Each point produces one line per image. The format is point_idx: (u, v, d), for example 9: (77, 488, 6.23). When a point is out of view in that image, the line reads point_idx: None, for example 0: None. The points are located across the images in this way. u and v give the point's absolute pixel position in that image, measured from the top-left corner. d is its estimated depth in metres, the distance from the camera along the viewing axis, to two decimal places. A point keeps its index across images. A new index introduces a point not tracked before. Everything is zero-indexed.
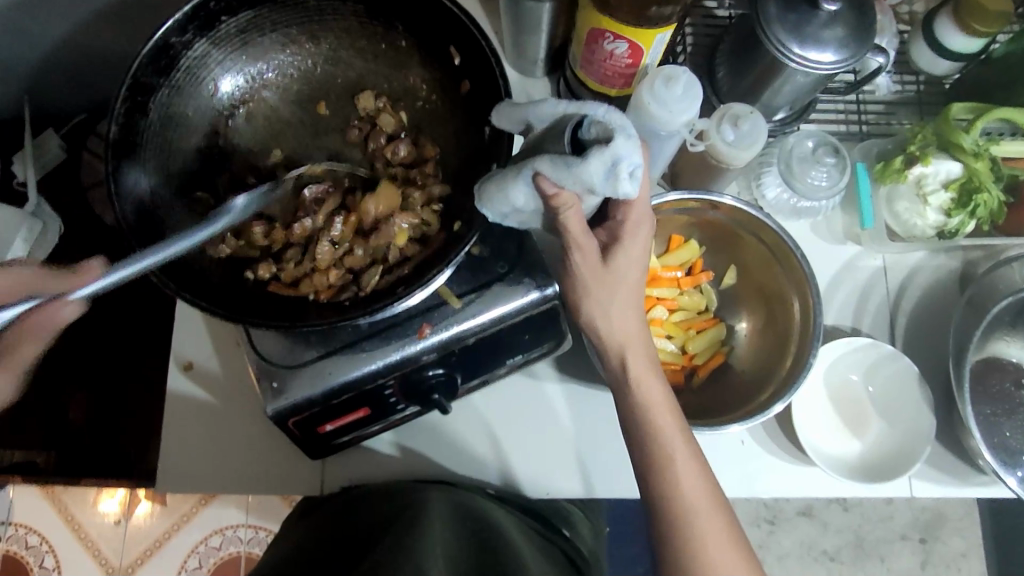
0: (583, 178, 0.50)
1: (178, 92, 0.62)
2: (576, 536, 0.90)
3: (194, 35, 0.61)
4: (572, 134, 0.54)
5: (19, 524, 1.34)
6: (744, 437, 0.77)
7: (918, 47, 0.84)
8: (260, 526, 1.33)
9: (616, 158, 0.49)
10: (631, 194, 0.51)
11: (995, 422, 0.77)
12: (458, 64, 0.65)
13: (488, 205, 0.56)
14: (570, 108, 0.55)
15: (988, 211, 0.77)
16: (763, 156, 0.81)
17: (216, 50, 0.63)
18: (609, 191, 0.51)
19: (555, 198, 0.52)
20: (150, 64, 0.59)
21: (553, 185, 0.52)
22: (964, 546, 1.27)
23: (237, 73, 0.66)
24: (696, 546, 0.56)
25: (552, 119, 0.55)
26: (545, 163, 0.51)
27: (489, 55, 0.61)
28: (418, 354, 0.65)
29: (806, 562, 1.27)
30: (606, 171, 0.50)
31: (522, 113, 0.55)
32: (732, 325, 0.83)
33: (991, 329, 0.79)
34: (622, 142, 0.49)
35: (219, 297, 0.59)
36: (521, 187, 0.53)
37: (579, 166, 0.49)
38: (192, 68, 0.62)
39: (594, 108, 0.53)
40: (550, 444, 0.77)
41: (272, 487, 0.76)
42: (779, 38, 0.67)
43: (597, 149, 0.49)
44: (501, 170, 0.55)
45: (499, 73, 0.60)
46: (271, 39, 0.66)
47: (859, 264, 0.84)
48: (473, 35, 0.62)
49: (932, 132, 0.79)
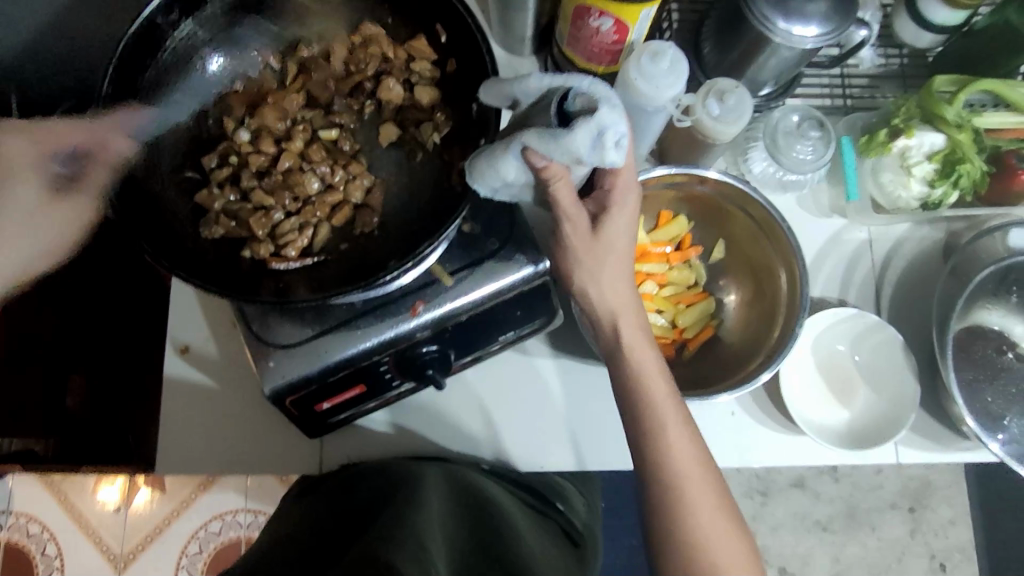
0: (571, 149, 0.50)
1: (166, 73, 0.64)
2: (570, 509, 0.92)
3: (180, 14, 0.63)
4: (559, 107, 0.53)
5: (19, 514, 1.35)
6: (734, 408, 0.79)
7: (901, 19, 0.84)
8: (261, 509, 1.35)
9: (602, 127, 0.50)
10: (617, 163, 0.52)
11: (978, 387, 0.79)
12: (444, 42, 0.68)
13: (479, 180, 0.57)
14: (555, 82, 0.55)
15: (971, 180, 0.79)
16: (749, 131, 0.82)
17: (203, 31, 0.65)
18: (595, 161, 0.52)
19: (544, 171, 0.53)
20: (136, 45, 0.61)
21: (542, 159, 0.52)
22: (952, 514, 1.29)
23: (225, 54, 0.67)
24: (681, 508, 0.58)
25: (537, 94, 0.56)
26: (532, 137, 0.51)
27: (475, 31, 0.62)
28: (412, 331, 0.66)
29: (797, 533, 1.30)
30: (592, 141, 0.50)
31: (510, 90, 0.56)
32: (721, 298, 0.84)
33: (974, 297, 0.81)
34: (607, 112, 0.50)
35: (212, 276, 0.60)
36: (510, 160, 0.53)
37: (566, 137, 0.50)
38: (179, 48, 0.64)
39: (578, 80, 0.53)
40: (543, 419, 0.79)
41: (271, 465, 0.77)
42: (764, 13, 0.68)
43: (583, 119, 0.50)
44: (489, 146, 0.56)
45: (486, 49, 0.62)
46: (258, 19, 0.67)
47: (845, 237, 0.85)
48: (457, 11, 0.64)
49: (916, 106, 0.79)
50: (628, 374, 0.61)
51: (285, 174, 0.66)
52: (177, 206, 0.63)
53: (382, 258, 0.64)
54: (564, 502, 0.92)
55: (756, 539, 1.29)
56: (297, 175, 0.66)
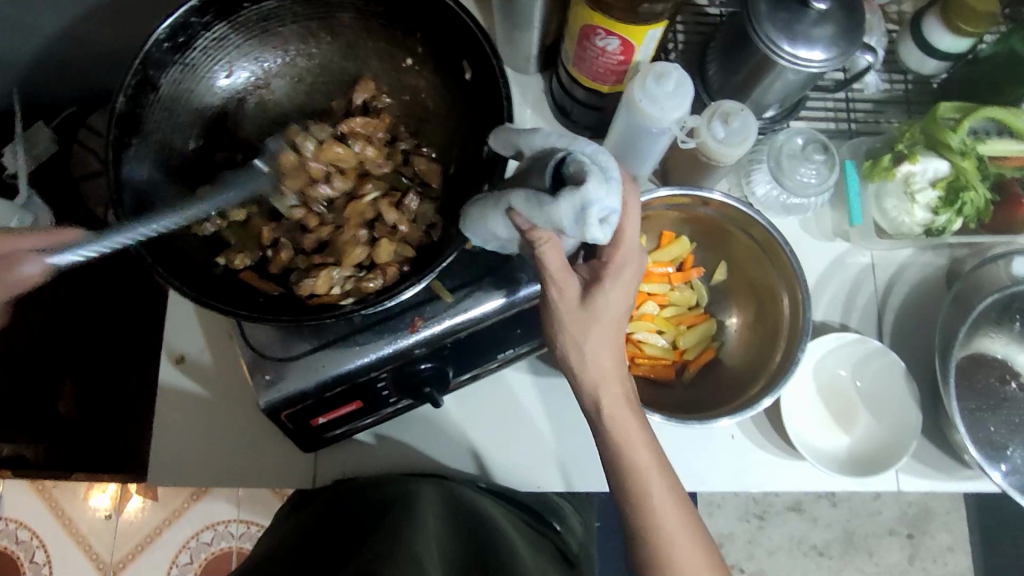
0: (552, 218, 0.50)
1: (192, 72, 0.63)
2: (567, 530, 0.91)
3: (214, 17, 0.61)
4: (555, 170, 0.53)
5: (9, 519, 1.34)
6: (733, 431, 0.78)
7: (907, 46, 0.85)
8: (252, 521, 1.33)
9: (585, 203, 0.49)
10: (600, 240, 0.51)
11: (980, 417, 0.79)
12: (468, 79, 0.66)
13: (472, 231, 0.58)
14: (559, 142, 0.54)
15: (975, 209, 0.78)
16: (753, 153, 0.82)
17: (235, 35, 0.64)
18: (578, 235, 0.51)
19: (530, 233, 0.53)
20: (166, 41, 0.59)
21: (527, 222, 0.53)
22: (950, 541, 1.28)
23: (250, 62, 0.66)
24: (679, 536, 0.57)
25: (540, 150, 0.55)
26: (518, 199, 0.52)
27: (498, 75, 0.62)
28: (410, 348, 0.66)
29: (794, 556, 1.28)
30: (574, 216, 0.50)
31: (516, 141, 0.56)
32: (722, 320, 0.83)
33: (977, 325, 0.80)
34: (593, 188, 0.49)
35: (194, 279, 0.59)
36: (499, 219, 0.54)
37: (550, 206, 0.50)
38: (208, 48, 0.63)
39: (581, 145, 0.53)
40: (540, 439, 0.78)
41: (265, 479, 0.76)
42: (769, 36, 0.67)
43: (569, 191, 0.49)
44: (483, 196, 0.57)
45: (505, 94, 0.61)
46: (290, 30, 0.66)
47: (847, 261, 0.85)
48: (485, 53, 0.63)
49: (920, 131, 0.80)
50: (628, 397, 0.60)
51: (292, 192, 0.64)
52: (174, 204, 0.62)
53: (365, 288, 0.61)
54: (561, 522, 0.91)
55: (752, 562, 1.28)
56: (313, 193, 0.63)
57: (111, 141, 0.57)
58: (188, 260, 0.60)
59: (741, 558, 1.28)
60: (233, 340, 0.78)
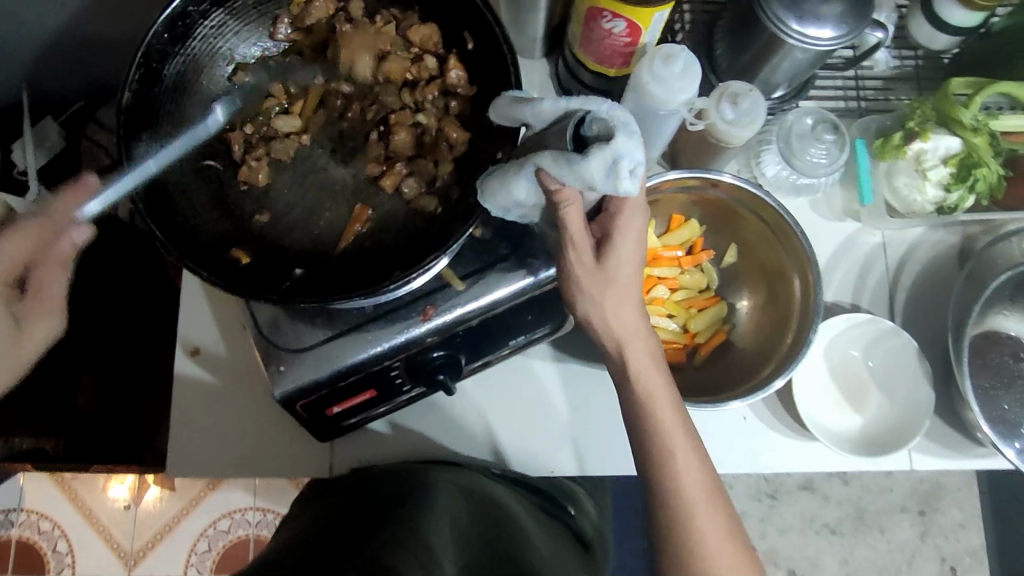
0: (583, 176, 0.49)
1: (194, 61, 0.63)
2: (581, 514, 0.91)
3: (211, 5, 0.61)
4: (574, 133, 0.52)
5: (30, 511, 1.36)
6: (746, 414, 0.78)
7: (917, 21, 0.84)
8: (268, 508, 1.35)
9: (617, 156, 0.48)
10: (632, 192, 0.49)
11: (994, 396, 0.79)
12: (471, 50, 0.66)
13: (491, 199, 0.57)
14: (571, 105, 0.53)
15: (987, 185, 0.77)
16: (763, 133, 0.81)
17: (233, 21, 0.64)
18: (610, 190, 0.49)
19: (557, 194, 0.52)
20: (166, 32, 0.59)
21: (556, 182, 0.51)
22: (962, 517, 1.29)
23: (250, 47, 0.67)
24: (696, 534, 0.56)
25: (553, 117, 0.54)
26: (546, 159, 0.51)
27: (502, 43, 0.61)
28: (423, 336, 0.66)
29: (806, 535, 1.29)
30: (606, 170, 0.48)
31: (523, 111, 0.55)
32: (733, 303, 0.83)
33: (990, 303, 0.80)
34: (624, 140, 0.48)
35: (219, 269, 0.59)
36: (523, 181, 0.53)
37: (580, 163, 0.49)
38: (207, 36, 0.63)
39: (597, 103, 0.51)
40: (552, 424, 0.78)
41: (281, 469, 0.77)
42: (778, 15, 0.67)
43: (598, 146, 0.48)
44: (502, 165, 0.56)
45: (511, 61, 0.61)
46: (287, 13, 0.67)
47: (858, 240, 0.84)
48: (485, 19, 0.62)
49: (932, 107, 0.79)
50: (642, 397, 0.58)
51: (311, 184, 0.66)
52: (195, 194, 0.62)
53: (388, 269, 0.63)
54: (575, 506, 0.92)
55: (764, 541, 1.29)
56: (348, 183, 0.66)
57: (122, 134, 0.57)
58: (208, 243, 0.61)
59: (753, 537, 1.29)
60: (246, 331, 0.79)
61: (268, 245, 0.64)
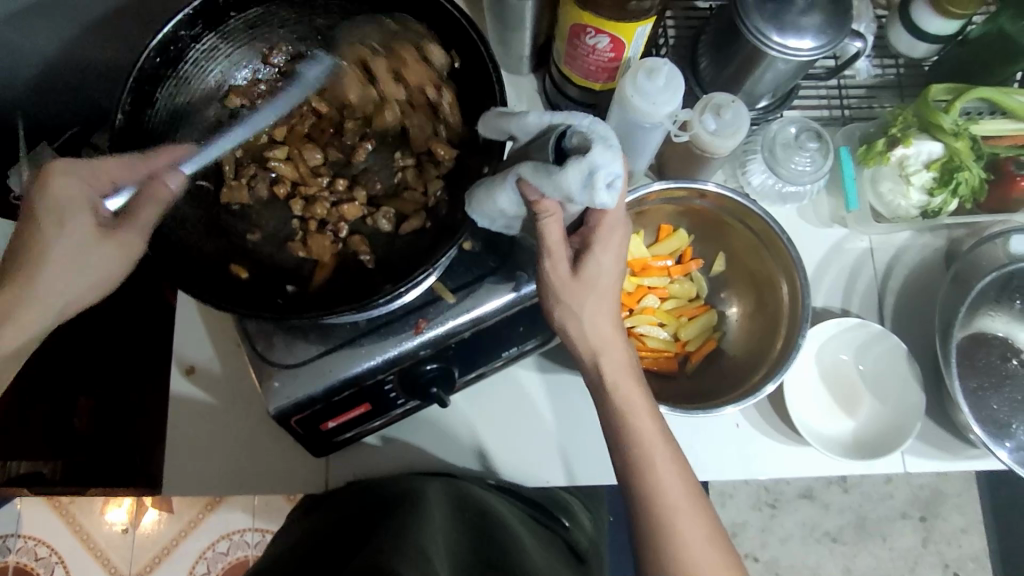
0: (561, 186, 0.50)
1: (186, 84, 0.64)
2: (577, 527, 0.91)
3: (203, 28, 0.62)
4: (556, 147, 0.53)
5: (27, 537, 1.35)
6: (738, 420, 0.79)
7: (896, 31, 0.85)
8: (268, 529, 1.34)
9: (593, 167, 0.49)
10: (609, 205, 0.51)
11: (984, 396, 0.79)
12: (458, 68, 0.66)
13: (478, 209, 0.58)
14: (556, 119, 0.54)
15: (970, 188, 0.79)
16: (747, 144, 0.83)
17: (225, 44, 0.65)
18: (587, 201, 0.50)
19: (537, 205, 0.53)
20: (158, 57, 0.61)
21: (536, 192, 0.52)
22: (964, 522, 1.29)
23: (242, 70, 0.67)
24: (688, 542, 0.57)
25: (537, 130, 0.55)
26: (527, 169, 0.52)
27: (487, 60, 0.63)
28: (415, 349, 0.66)
29: (807, 544, 1.29)
30: (582, 180, 0.49)
31: (508, 125, 0.56)
32: (723, 310, 0.84)
33: (977, 304, 0.81)
34: (599, 152, 0.49)
35: (214, 287, 0.60)
36: (507, 193, 0.54)
37: (557, 174, 0.50)
38: (197, 59, 0.63)
39: (579, 118, 0.53)
40: (546, 434, 0.79)
41: (277, 486, 0.77)
42: (758, 27, 0.68)
43: (575, 158, 0.49)
44: (488, 177, 0.57)
45: (496, 79, 0.62)
46: (279, 35, 0.67)
47: (846, 246, 0.85)
48: (469, 37, 0.64)
49: (913, 114, 0.80)
50: (629, 405, 0.59)
51: (303, 201, 0.67)
52: (189, 217, 0.63)
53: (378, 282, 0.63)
54: (570, 519, 0.92)
55: (766, 551, 1.29)
56: (316, 236, 0.65)
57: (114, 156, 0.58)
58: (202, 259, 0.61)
59: (754, 547, 1.29)
60: (242, 349, 0.79)
61: (265, 263, 0.65)
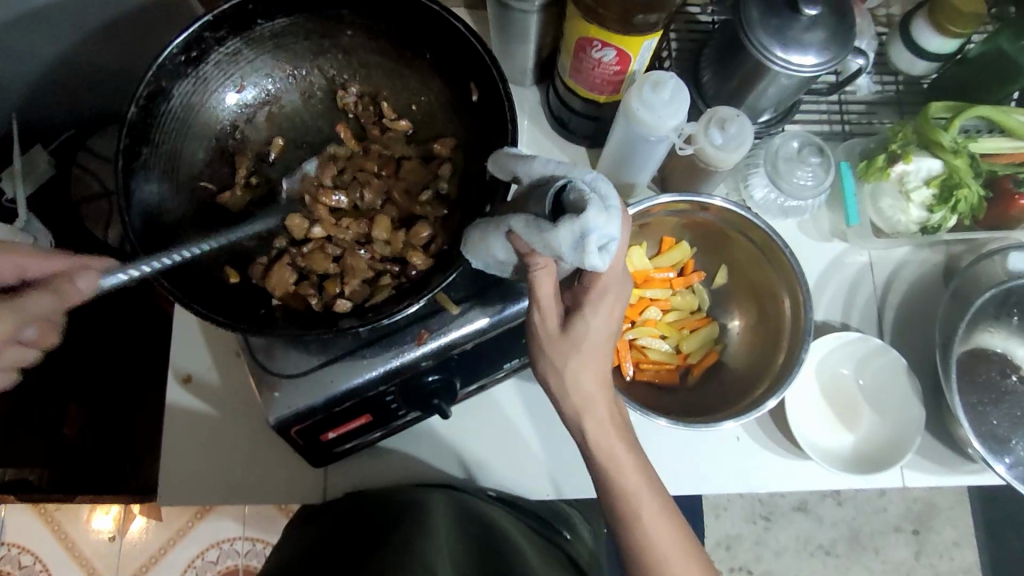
0: (551, 245, 0.48)
1: (203, 84, 0.63)
2: (577, 538, 0.91)
3: (227, 32, 0.62)
4: (555, 198, 0.52)
5: (12, 544, 1.32)
6: (738, 433, 0.79)
7: (896, 48, 0.86)
8: (258, 538, 1.32)
9: (585, 230, 0.47)
10: (599, 267, 0.49)
11: (983, 411, 0.80)
12: (476, 100, 0.66)
13: (473, 252, 0.57)
14: (559, 170, 0.53)
15: (970, 205, 0.79)
16: (750, 158, 0.83)
17: (248, 50, 0.64)
18: (577, 262, 0.49)
19: (529, 257, 0.51)
20: (181, 54, 0.60)
21: (527, 246, 0.51)
22: (956, 536, 1.29)
23: (262, 77, 0.67)
24: None
25: (540, 176, 0.54)
26: (518, 222, 0.51)
27: (504, 98, 0.61)
28: (418, 360, 0.66)
29: (801, 557, 1.29)
30: (573, 242, 0.48)
31: (513, 165, 0.56)
32: (725, 323, 0.84)
33: (976, 321, 0.81)
34: (593, 215, 0.47)
35: (203, 291, 0.59)
36: (501, 239, 0.54)
37: (548, 232, 0.48)
38: (218, 62, 0.63)
39: (581, 173, 0.52)
40: (546, 446, 0.78)
41: (274, 496, 0.76)
42: (762, 42, 0.68)
43: (568, 217, 0.47)
44: (486, 218, 0.57)
45: (510, 117, 0.61)
46: (302, 47, 0.67)
47: (847, 260, 0.86)
48: (491, 74, 0.62)
49: (913, 131, 0.81)
50: None
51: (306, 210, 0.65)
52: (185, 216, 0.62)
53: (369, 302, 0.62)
54: (570, 530, 0.92)
55: (760, 565, 1.28)
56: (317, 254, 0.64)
57: (122, 150, 0.57)
58: (197, 266, 0.60)
59: (748, 560, 1.29)
60: (240, 358, 0.78)
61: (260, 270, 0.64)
